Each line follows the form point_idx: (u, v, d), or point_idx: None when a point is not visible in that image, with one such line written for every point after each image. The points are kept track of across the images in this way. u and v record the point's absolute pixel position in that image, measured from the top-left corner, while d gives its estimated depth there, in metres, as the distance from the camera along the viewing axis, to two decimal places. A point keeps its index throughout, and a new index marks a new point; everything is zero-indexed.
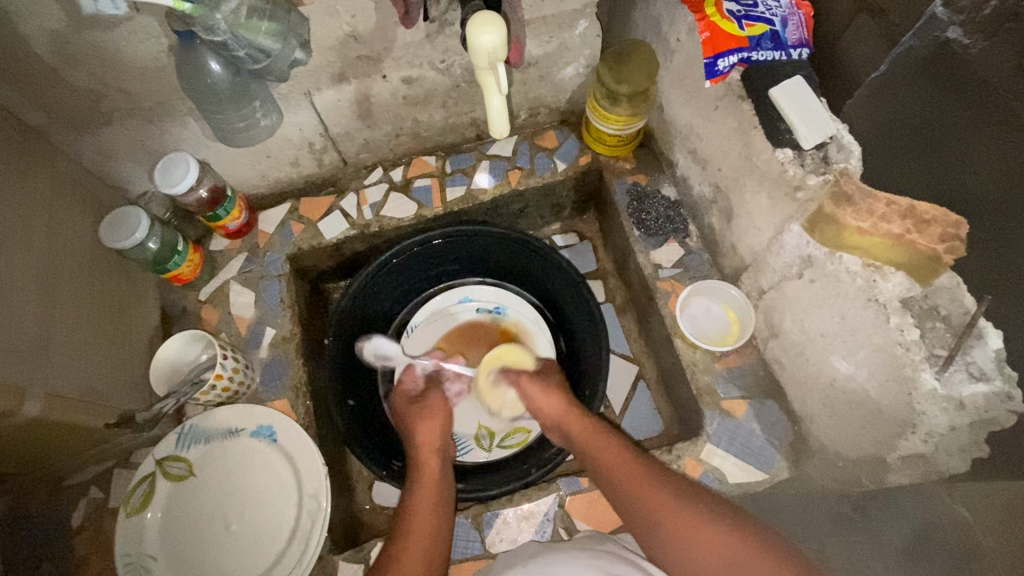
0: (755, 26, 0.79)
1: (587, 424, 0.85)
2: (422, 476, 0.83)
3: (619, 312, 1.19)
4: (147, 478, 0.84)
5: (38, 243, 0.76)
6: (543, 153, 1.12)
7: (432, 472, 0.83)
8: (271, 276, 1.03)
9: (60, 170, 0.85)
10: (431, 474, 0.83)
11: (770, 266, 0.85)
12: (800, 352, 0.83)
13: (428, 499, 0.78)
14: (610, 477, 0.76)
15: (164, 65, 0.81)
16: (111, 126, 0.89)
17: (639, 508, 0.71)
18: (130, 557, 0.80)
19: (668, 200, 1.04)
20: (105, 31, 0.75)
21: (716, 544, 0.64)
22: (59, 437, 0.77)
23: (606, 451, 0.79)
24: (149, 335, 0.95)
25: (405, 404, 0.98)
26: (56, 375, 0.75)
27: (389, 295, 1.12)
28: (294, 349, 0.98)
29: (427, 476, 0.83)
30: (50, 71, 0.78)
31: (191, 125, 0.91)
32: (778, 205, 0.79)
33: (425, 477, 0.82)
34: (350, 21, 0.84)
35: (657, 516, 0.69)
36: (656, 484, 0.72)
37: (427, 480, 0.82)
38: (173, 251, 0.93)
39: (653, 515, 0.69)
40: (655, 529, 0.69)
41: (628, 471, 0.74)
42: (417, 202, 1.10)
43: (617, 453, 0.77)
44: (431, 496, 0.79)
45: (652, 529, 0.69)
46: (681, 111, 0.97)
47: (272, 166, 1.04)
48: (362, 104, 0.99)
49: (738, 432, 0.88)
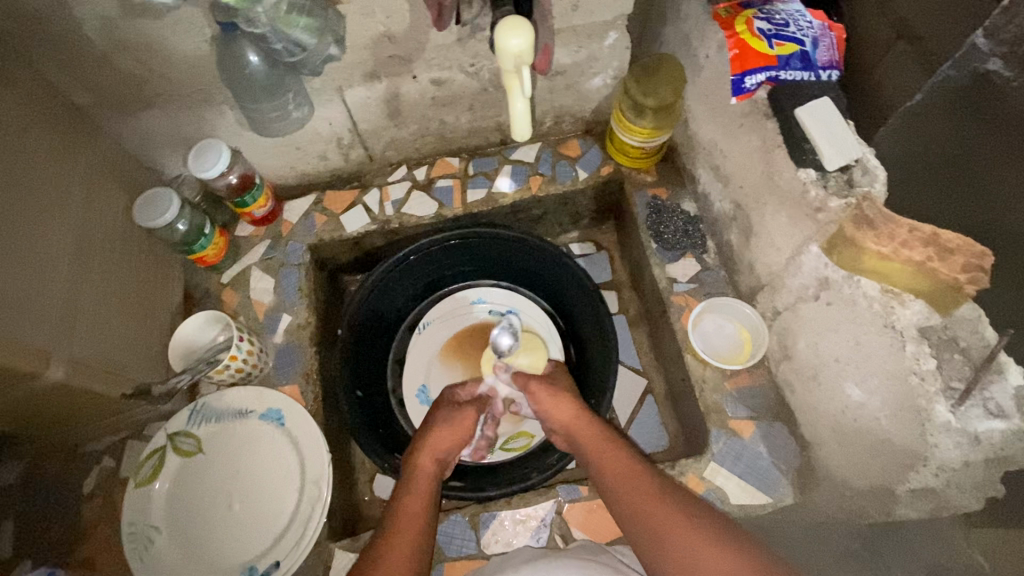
0: (784, 45, 0.78)
1: (606, 437, 0.81)
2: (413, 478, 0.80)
3: (631, 325, 1.18)
4: (157, 451, 0.87)
5: (73, 216, 0.80)
6: (565, 161, 1.13)
7: (425, 474, 0.80)
8: (291, 264, 1.06)
9: (99, 150, 0.89)
10: (423, 475, 0.80)
11: (786, 286, 0.84)
12: (813, 377, 0.82)
13: (419, 501, 0.76)
14: (619, 497, 0.74)
15: (206, 56, 0.84)
16: (151, 111, 0.92)
17: (653, 538, 0.68)
18: (135, 527, 0.82)
19: (687, 215, 1.04)
20: (152, 20, 0.78)
21: (723, 565, 0.62)
22: (75, 404, 0.79)
23: (627, 470, 0.75)
24: (170, 313, 0.98)
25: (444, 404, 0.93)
26: (82, 344, 0.77)
27: (404, 291, 1.14)
28: (308, 338, 1.00)
29: (421, 476, 0.80)
30: (98, 54, 0.81)
31: (227, 114, 0.94)
32: (798, 225, 0.78)
33: (418, 477, 0.80)
34: (384, 21, 0.86)
35: (665, 541, 0.67)
36: (665, 507, 0.69)
37: (418, 482, 0.79)
38: (200, 234, 0.97)
39: (659, 540, 0.67)
40: (661, 556, 0.67)
41: (642, 493, 0.72)
42: (438, 202, 1.11)
43: (631, 472, 0.75)
44: (423, 500, 0.76)
45: (657, 554, 0.67)
46: (706, 127, 0.96)
47: (300, 158, 1.07)
48: (391, 102, 1.01)
49: (744, 453, 0.87)
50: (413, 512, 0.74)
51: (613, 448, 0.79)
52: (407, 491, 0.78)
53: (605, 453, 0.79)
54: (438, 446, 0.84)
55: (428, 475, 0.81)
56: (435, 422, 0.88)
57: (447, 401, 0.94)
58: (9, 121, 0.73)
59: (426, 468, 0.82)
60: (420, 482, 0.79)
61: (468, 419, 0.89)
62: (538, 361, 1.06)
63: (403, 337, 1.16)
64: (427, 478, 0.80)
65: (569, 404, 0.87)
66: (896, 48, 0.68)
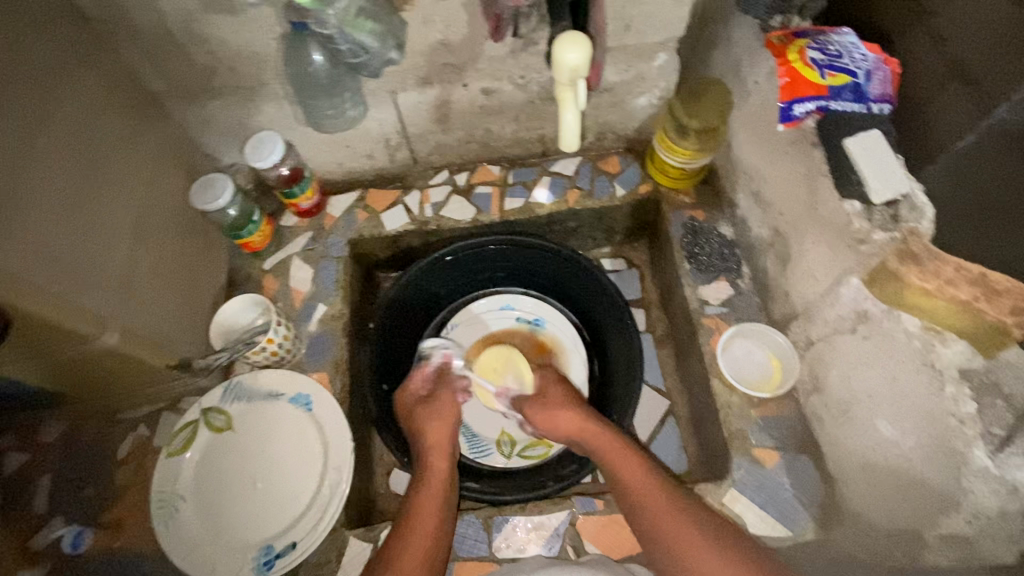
0: (836, 76, 0.77)
1: (612, 445, 0.83)
2: (426, 482, 0.83)
3: (657, 344, 1.17)
4: (190, 424, 0.91)
5: (137, 194, 0.85)
6: (604, 177, 1.14)
7: (438, 476, 0.84)
8: (330, 257, 1.09)
9: (166, 135, 0.95)
10: (436, 478, 0.84)
11: (822, 317, 0.83)
12: (844, 411, 0.80)
13: (434, 501, 0.80)
14: (634, 508, 0.75)
15: (273, 51, 0.89)
16: (216, 101, 0.97)
17: (668, 548, 0.69)
18: (164, 495, 0.86)
19: (724, 238, 1.03)
20: (228, 15, 0.82)
21: None
22: (122, 370, 0.84)
23: (637, 480, 0.76)
24: (213, 294, 1.02)
25: (415, 402, 0.97)
26: (134, 313, 0.81)
27: (435, 287, 1.15)
28: (341, 328, 1.03)
29: (434, 477, 0.84)
30: (175, 44, 0.86)
31: (285, 108, 0.99)
32: (839, 256, 0.77)
33: (431, 478, 0.84)
34: (443, 30, 0.89)
35: (684, 554, 0.68)
36: (681, 519, 0.70)
37: (432, 483, 0.83)
38: (248, 221, 1.01)
39: (677, 553, 0.68)
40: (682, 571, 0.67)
41: (656, 504, 0.73)
42: (476, 208, 1.13)
43: (642, 481, 0.76)
44: (438, 501, 0.80)
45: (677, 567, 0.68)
46: (749, 152, 0.96)
47: (349, 156, 1.11)
48: (440, 108, 1.04)
49: (766, 482, 0.85)
50: (427, 511, 0.78)
51: (621, 454, 0.81)
52: (421, 492, 0.81)
53: (614, 462, 0.80)
54: (443, 444, 0.89)
55: (444, 472, 0.85)
56: (427, 422, 0.92)
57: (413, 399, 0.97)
58: (90, 103, 0.79)
59: (439, 469, 0.86)
60: (434, 482, 0.83)
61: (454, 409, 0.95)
62: (522, 368, 1.10)
63: (429, 338, 1.17)
64: (442, 479, 0.84)
65: (568, 415, 0.89)
66: (953, 87, 0.66)
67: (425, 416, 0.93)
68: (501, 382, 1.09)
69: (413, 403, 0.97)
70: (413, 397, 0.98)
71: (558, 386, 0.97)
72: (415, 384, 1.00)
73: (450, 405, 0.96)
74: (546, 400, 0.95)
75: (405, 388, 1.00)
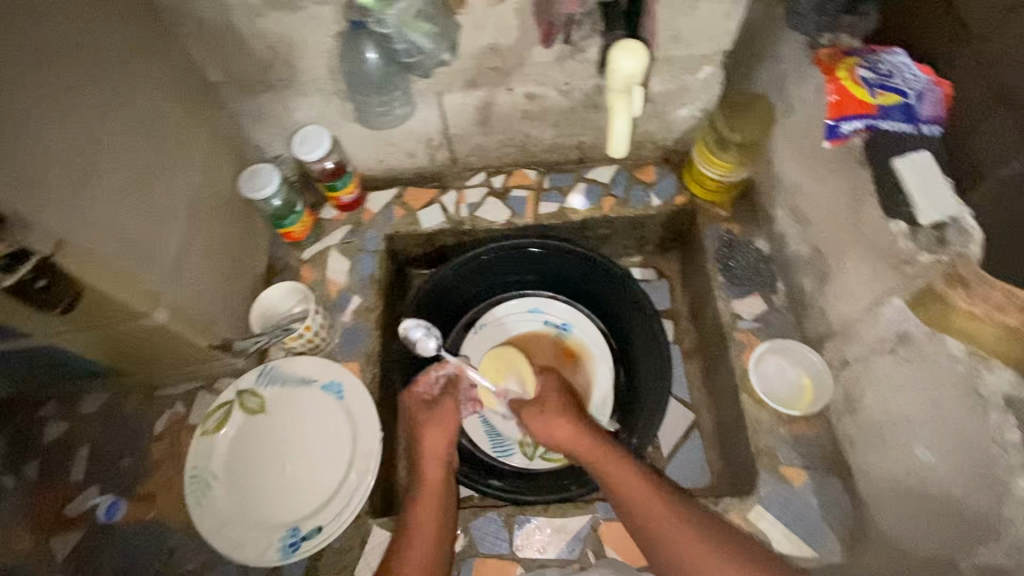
0: (887, 95, 0.77)
1: (626, 472, 0.79)
2: (424, 489, 0.83)
3: (685, 356, 1.17)
4: (225, 404, 0.93)
5: (192, 179, 0.89)
6: (640, 185, 1.14)
7: (436, 482, 0.84)
8: (366, 250, 1.11)
9: (220, 125, 0.99)
10: (433, 484, 0.84)
11: (860, 337, 0.82)
12: (880, 433, 0.79)
13: (431, 510, 0.81)
14: (653, 541, 0.74)
15: (330, 48, 0.92)
16: (269, 94, 1.00)
17: None
18: (196, 471, 0.88)
19: (759, 253, 1.03)
20: (290, 13, 0.86)
21: None
22: (167, 346, 0.87)
23: (655, 514, 0.75)
24: (253, 280, 1.05)
25: (416, 401, 0.91)
26: (184, 292, 0.85)
27: (467, 287, 1.17)
28: (373, 321, 1.05)
29: (430, 485, 0.84)
30: (236, 38, 0.90)
31: (335, 104, 1.02)
32: (881, 276, 0.77)
33: (427, 484, 0.84)
34: (494, 35, 0.91)
35: None
36: (702, 557, 0.71)
37: (429, 491, 0.83)
38: (291, 210, 1.05)
39: None
40: None
41: (677, 540, 0.72)
42: (511, 210, 1.14)
43: (661, 515, 0.75)
44: (434, 511, 0.81)
45: None
46: (791, 168, 0.96)
47: (390, 153, 1.14)
48: (483, 111, 1.06)
49: (792, 500, 0.85)
50: (427, 524, 0.80)
51: (636, 484, 0.78)
52: (419, 503, 0.82)
53: (631, 493, 0.77)
54: (438, 448, 0.86)
55: (440, 476, 0.85)
56: (423, 425, 0.88)
57: (416, 399, 0.91)
58: (157, 90, 0.83)
59: (434, 474, 0.85)
60: (431, 489, 0.83)
61: (454, 409, 0.89)
62: (524, 369, 1.05)
63: (457, 335, 1.18)
64: (439, 484, 0.84)
65: (573, 431, 0.85)
66: (998, 119, 0.67)
67: (421, 416, 0.89)
68: (501, 382, 1.05)
69: (414, 403, 0.91)
70: (416, 395, 0.92)
71: (558, 391, 0.92)
72: (419, 386, 0.93)
73: (452, 412, 0.89)
74: (546, 407, 0.89)
75: (411, 384, 0.93)
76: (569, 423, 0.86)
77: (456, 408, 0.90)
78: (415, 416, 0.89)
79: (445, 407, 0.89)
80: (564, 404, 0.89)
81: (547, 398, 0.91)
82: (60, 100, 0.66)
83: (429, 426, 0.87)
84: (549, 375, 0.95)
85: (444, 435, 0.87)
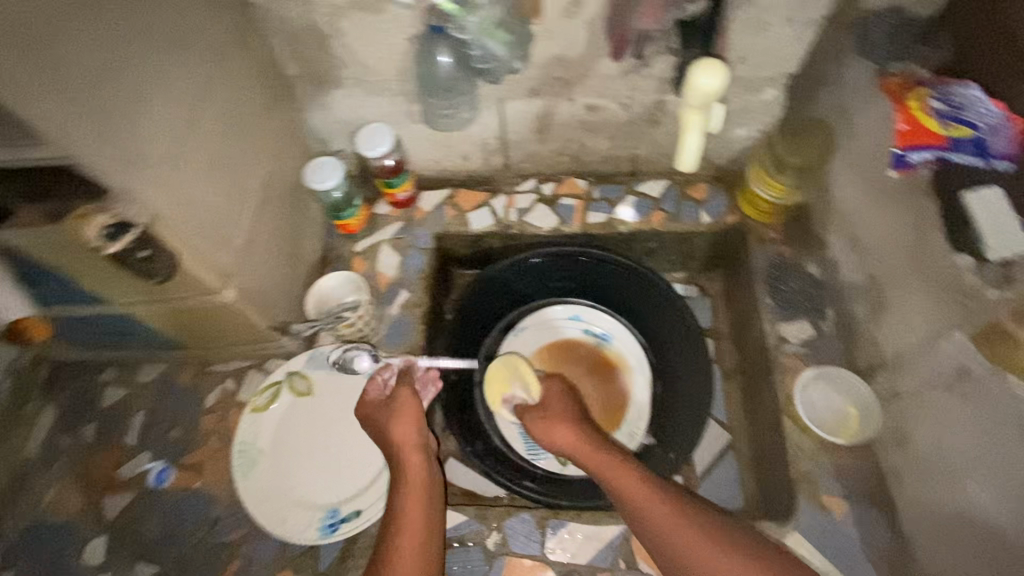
0: (958, 127, 0.74)
1: (618, 464, 0.82)
2: (405, 482, 0.81)
3: (725, 377, 1.16)
4: (274, 385, 0.97)
5: (263, 167, 0.93)
6: (691, 202, 1.15)
7: (416, 473, 0.82)
8: (416, 247, 1.14)
9: (290, 118, 1.03)
10: (414, 475, 0.82)
11: (915, 371, 0.81)
12: (931, 469, 0.78)
13: (416, 503, 0.79)
14: (651, 531, 0.74)
15: (404, 50, 0.95)
16: (339, 91, 1.04)
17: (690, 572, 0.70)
18: (245, 446, 0.92)
19: (811, 278, 1.02)
20: (371, 15, 0.90)
21: None
22: (227, 323, 0.91)
23: (650, 502, 0.76)
24: (308, 268, 1.09)
25: (375, 401, 0.91)
26: (251, 273, 0.89)
27: (510, 293, 1.18)
28: (419, 316, 1.07)
29: (411, 476, 0.82)
30: (317, 36, 0.94)
31: (401, 104, 1.06)
32: (942, 309, 0.76)
33: (408, 475, 0.82)
34: (563, 46, 0.94)
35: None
36: (703, 543, 0.71)
37: (410, 484, 0.81)
38: (350, 204, 1.09)
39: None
40: None
41: (673, 528, 0.73)
42: (559, 218, 1.16)
43: (654, 502, 0.76)
44: (419, 501, 0.79)
45: None
46: (850, 195, 0.95)
47: (447, 155, 1.17)
48: (542, 119, 1.09)
49: (832, 529, 0.84)
50: (412, 516, 0.78)
51: (628, 474, 0.80)
52: (401, 496, 0.80)
53: (624, 483, 0.79)
54: (411, 439, 0.85)
55: (421, 466, 0.83)
56: (388, 421, 0.87)
57: (372, 400, 0.91)
58: (242, 81, 0.87)
59: (414, 464, 0.83)
60: (414, 480, 0.82)
61: (415, 399, 0.88)
62: (529, 377, 1.03)
63: (494, 338, 1.15)
64: (421, 473, 0.82)
65: (567, 431, 0.89)
66: None
67: (384, 411, 0.88)
68: (508, 391, 1.03)
69: (371, 404, 0.91)
70: (373, 394, 0.92)
71: (557, 396, 0.97)
72: (370, 388, 0.92)
73: (412, 404, 0.88)
74: (546, 410, 0.94)
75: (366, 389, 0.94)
76: (563, 423, 0.90)
77: (416, 399, 0.88)
78: (378, 415, 0.88)
79: (407, 398, 0.88)
80: (563, 411, 0.94)
81: (547, 403, 0.96)
82: (166, 87, 0.71)
83: (397, 418, 0.86)
84: (551, 383, 1.00)
85: (413, 427, 0.86)
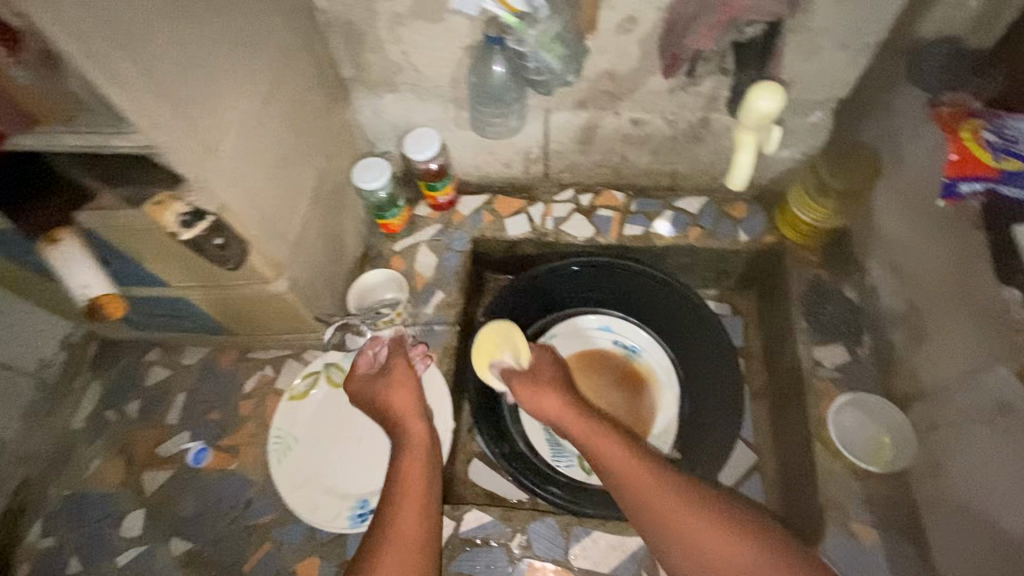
0: (1012, 161, 0.75)
1: (602, 433, 0.81)
2: (407, 444, 0.83)
3: (753, 396, 1.16)
4: (311, 375, 1.00)
5: (317, 164, 0.97)
6: (728, 219, 1.15)
7: (418, 436, 0.84)
8: (454, 249, 1.17)
9: (343, 118, 1.07)
10: (418, 439, 0.84)
11: (954, 403, 0.81)
12: (966, 503, 0.77)
13: (417, 466, 0.80)
14: (636, 500, 0.74)
15: (459, 59, 0.99)
16: (391, 94, 1.08)
17: (675, 542, 0.71)
18: (281, 433, 0.96)
19: (848, 303, 1.02)
20: (430, 24, 0.93)
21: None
22: (272, 310, 0.95)
23: (636, 472, 0.76)
24: (349, 263, 1.12)
25: (368, 373, 0.92)
26: (300, 265, 0.92)
27: (543, 300, 1.19)
28: (454, 316, 1.10)
29: (414, 439, 0.83)
30: (376, 41, 0.98)
31: (449, 110, 1.09)
32: (985, 343, 0.75)
33: (410, 438, 0.83)
34: (613, 61, 0.96)
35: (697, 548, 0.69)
36: (692, 517, 0.71)
37: (413, 446, 0.82)
38: (394, 204, 1.11)
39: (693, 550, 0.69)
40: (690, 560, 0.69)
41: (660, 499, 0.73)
42: (595, 228, 1.17)
43: (642, 473, 0.76)
44: (422, 463, 0.81)
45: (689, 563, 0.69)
46: (893, 222, 0.95)
47: (489, 161, 1.20)
48: (586, 131, 1.11)
49: (859, 556, 0.84)
50: (414, 478, 0.79)
51: (614, 444, 0.80)
52: (403, 457, 0.81)
53: (610, 454, 0.79)
54: (410, 405, 0.86)
55: (425, 431, 0.85)
56: (385, 388, 0.88)
57: (362, 375, 0.92)
58: (304, 82, 0.91)
59: (417, 429, 0.85)
60: (417, 443, 0.83)
61: (410, 368, 0.90)
62: (517, 340, 0.99)
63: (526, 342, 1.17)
64: (424, 438, 0.84)
65: (554, 399, 0.88)
66: None
67: (381, 378, 0.90)
68: (498, 356, 1.00)
69: (364, 377, 0.92)
70: (364, 365, 0.93)
71: (547, 365, 0.96)
72: (360, 363, 0.93)
73: (407, 373, 0.90)
74: (535, 377, 0.93)
75: (353, 364, 0.94)
76: (550, 390, 0.89)
77: (410, 368, 0.91)
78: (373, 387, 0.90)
79: (404, 367, 0.90)
80: (552, 379, 0.92)
81: (536, 371, 0.95)
82: (240, 84, 0.74)
83: (396, 385, 0.88)
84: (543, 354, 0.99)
85: (412, 394, 0.88)
